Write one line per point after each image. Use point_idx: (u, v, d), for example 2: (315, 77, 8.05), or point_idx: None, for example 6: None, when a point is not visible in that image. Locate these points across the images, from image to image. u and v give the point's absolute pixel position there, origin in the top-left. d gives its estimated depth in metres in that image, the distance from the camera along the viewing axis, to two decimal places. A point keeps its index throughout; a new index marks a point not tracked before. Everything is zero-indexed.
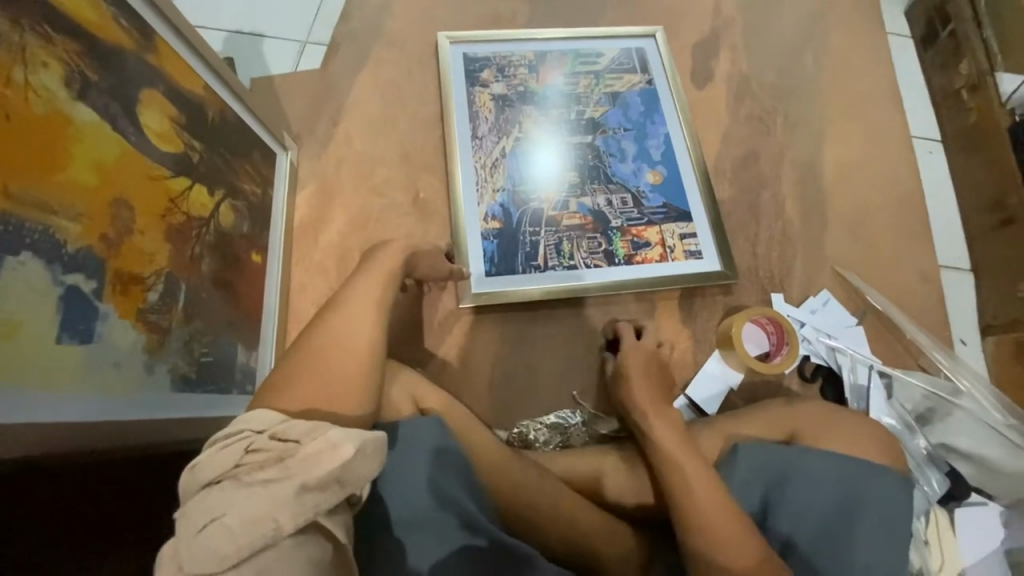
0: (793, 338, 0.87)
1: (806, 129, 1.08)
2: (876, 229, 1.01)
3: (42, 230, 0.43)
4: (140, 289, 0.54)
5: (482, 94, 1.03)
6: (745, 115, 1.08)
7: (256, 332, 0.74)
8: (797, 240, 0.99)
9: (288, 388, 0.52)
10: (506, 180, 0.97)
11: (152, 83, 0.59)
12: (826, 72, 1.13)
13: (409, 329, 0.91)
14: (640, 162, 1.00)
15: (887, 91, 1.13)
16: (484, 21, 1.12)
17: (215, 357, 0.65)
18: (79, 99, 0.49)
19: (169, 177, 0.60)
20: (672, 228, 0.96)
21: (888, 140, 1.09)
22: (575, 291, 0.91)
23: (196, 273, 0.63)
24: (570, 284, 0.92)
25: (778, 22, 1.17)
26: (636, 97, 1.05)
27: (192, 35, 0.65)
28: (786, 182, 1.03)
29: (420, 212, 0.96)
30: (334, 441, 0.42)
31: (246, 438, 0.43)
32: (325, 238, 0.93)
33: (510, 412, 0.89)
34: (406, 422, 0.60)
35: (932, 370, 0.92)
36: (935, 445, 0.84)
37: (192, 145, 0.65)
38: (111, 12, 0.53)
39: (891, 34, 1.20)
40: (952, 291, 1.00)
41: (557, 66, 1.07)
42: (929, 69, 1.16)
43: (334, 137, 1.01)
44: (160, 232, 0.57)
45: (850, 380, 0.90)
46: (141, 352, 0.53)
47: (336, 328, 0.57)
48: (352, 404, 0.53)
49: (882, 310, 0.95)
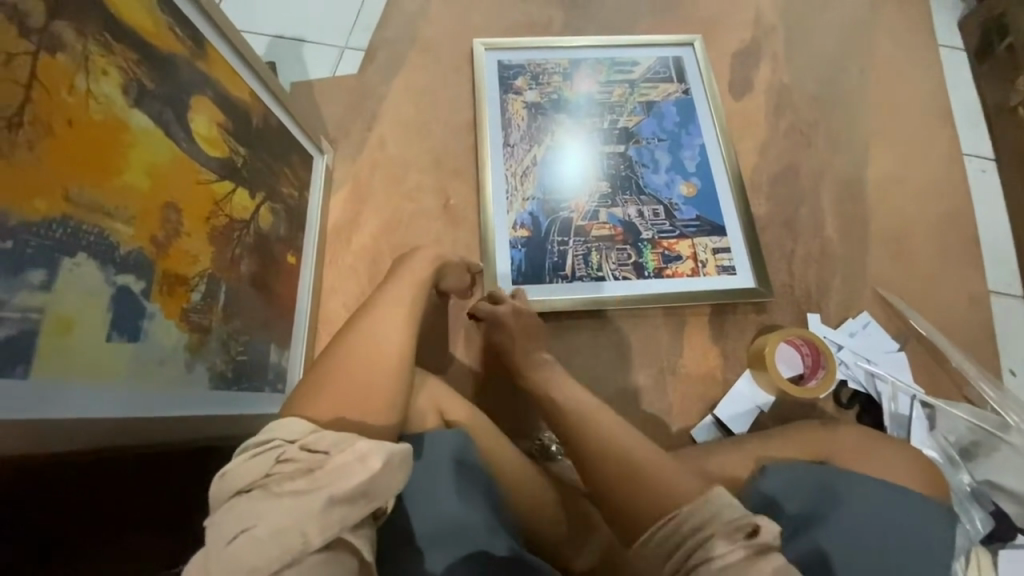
0: (829, 360, 0.84)
1: (849, 144, 1.04)
2: (921, 249, 0.97)
3: (97, 232, 0.45)
4: (185, 289, 0.55)
5: (515, 101, 1.03)
6: (785, 128, 1.05)
7: (288, 331, 0.76)
8: (835, 258, 0.96)
9: (316, 396, 0.52)
10: (537, 189, 0.97)
11: (202, 90, 0.61)
12: (871, 85, 1.09)
13: (435, 335, 0.91)
14: (674, 173, 0.99)
15: (936, 106, 1.09)
16: (521, 28, 1.12)
17: (249, 356, 0.66)
18: (135, 106, 0.51)
19: (215, 181, 0.62)
20: (705, 242, 0.94)
21: (937, 156, 1.04)
22: (594, 303, 0.90)
23: (235, 273, 0.64)
24: (589, 296, 0.91)
25: (823, 32, 1.13)
26: (671, 107, 1.04)
27: (239, 42, 0.67)
28: (826, 198, 1.00)
29: (451, 219, 0.97)
30: (361, 453, 0.43)
31: (277, 448, 0.45)
32: (356, 241, 0.95)
33: (532, 422, 0.88)
34: (431, 434, 0.60)
35: (980, 402, 0.88)
36: (980, 482, 0.80)
37: (237, 149, 0.67)
38: (167, 22, 0.55)
39: (943, 46, 1.16)
40: (1000, 317, 0.96)
41: (592, 74, 1.06)
42: (984, 83, 1.11)
43: (368, 142, 1.02)
44: (205, 235, 0.59)
45: (891, 409, 0.87)
46: (182, 352, 0.54)
47: (369, 335, 0.58)
48: (382, 412, 0.54)
49: (925, 336, 0.91)
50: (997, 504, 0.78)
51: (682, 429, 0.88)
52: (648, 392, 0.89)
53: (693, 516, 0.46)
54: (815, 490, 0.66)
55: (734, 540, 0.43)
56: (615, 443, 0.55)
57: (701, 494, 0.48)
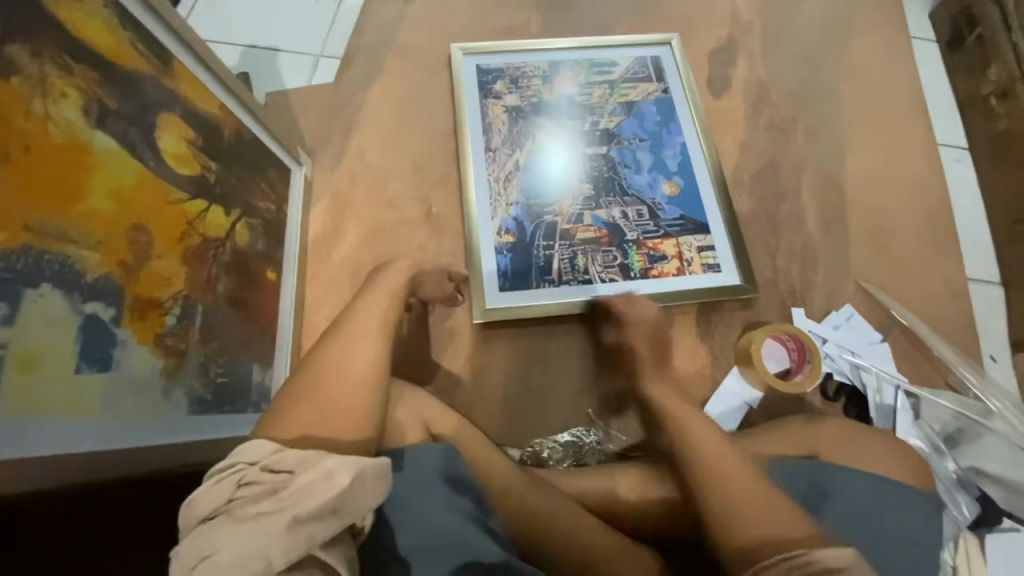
0: (814, 358, 0.85)
1: (827, 138, 1.05)
2: (901, 240, 0.98)
3: (61, 260, 0.43)
4: (159, 313, 0.54)
5: (495, 106, 1.03)
6: (764, 124, 1.06)
7: (270, 349, 0.74)
8: (818, 252, 0.97)
9: (284, 415, 0.51)
10: (521, 194, 0.96)
11: (169, 107, 0.59)
12: (847, 79, 1.10)
13: (422, 345, 0.90)
14: (657, 173, 0.99)
15: (912, 98, 1.10)
16: (498, 31, 1.11)
17: (230, 378, 0.64)
18: (98, 127, 0.49)
19: (187, 200, 0.60)
20: (689, 241, 0.94)
21: (913, 147, 1.06)
22: (588, 304, 0.90)
23: (212, 293, 0.63)
24: (584, 297, 0.90)
25: (798, 27, 1.14)
26: (651, 107, 1.04)
27: (207, 55, 0.66)
28: (806, 193, 1.01)
29: (434, 227, 0.96)
30: (328, 470, 0.43)
31: (240, 471, 0.44)
32: (339, 253, 0.93)
33: (523, 429, 0.87)
34: (412, 449, 0.60)
35: (963, 389, 0.89)
36: (965, 469, 0.81)
37: (208, 166, 0.65)
38: (129, 38, 0.54)
39: (915, 38, 1.18)
40: (980, 304, 0.98)
41: (572, 76, 1.06)
42: (956, 74, 1.13)
43: (347, 151, 1.01)
44: (178, 256, 0.58)
45: (875, 400, 0.87)
46: (158, 377, 0.53)
47: (340, 351, 0.57)
48: (354, 428, 0.52)
49: (909, 327, 0.92)
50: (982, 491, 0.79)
51: None
52: (637, 394, 0.89)
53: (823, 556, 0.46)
54: (808, 486, 0.66)
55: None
56: (734, 475, 0.55)
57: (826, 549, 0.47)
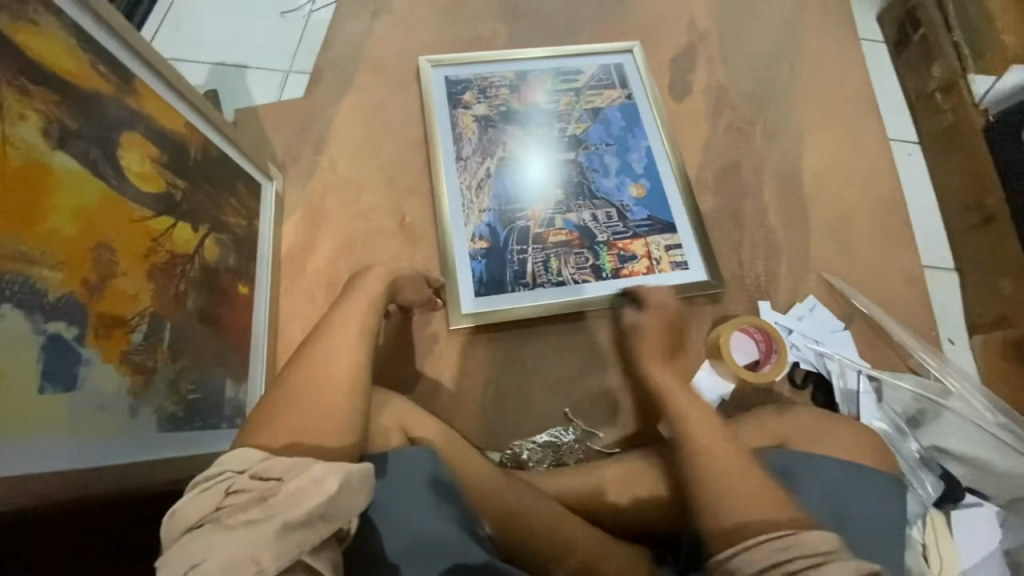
0: (780, 346, 0.88)
1: (785, 137, 1.09)
2: (859, 232, 1.02)
3: (22, 281, 0.44)
4: (124, 331, 0.54)
5: (464, 116, 1.04)
6: (725, 126, 1.10)
7: (244, 364, 0.74)
8: (781, 247, 1.00)
9: (268, 423, 0.52)
10: (493, 200, 0.98)
11: (132, 126, 0.60)
12: (802, 80, 1.15)
13: (400, 353, 0.91)
14: (624, 175, 1.01)
15: (863, 96, 1.15)
16: (465, 43, 1.14)
17: (202, 394, 0.64)
18: (58, 148, 0.49)
19: (152, 218, 0.61)
20: (658, 240, 0.97)
21: (867, 143, 1.10)
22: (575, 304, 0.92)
23: (181, 309, 0.63)
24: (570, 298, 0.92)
25: (753, 32, 1.19)
26: (616, 112, 1.07)
27: (170, 74, 0.66)
28: (768, 190, 1.05)
29: (408, 236, 0.97)
30: (316, 476, 0.43)
31: (227, 480, 0.45)
32: (313, 266, 0.94)
33: (502, 432, 0.88)
34: (395, 453, 0.60)
35: (923, 371, 0.93)
36: (927, 447, 0.85)
37: (174, 183, 0.66)
38: (90, 60, 0.54)
39: (863, 39, 1.23)
40: (936, 290, 1.02)
41: (539, 85, 1.09)
42: (904, 72, 1.18)
43: (319, 165, 1.01)
44: (143, 273, 0.58)
45: (840, 385, 0.90)
46: (125, 396, 0.53)
47: (318, 358, 0.57)
48: (337, 432, 0.53)
49: (870, 315, 0.96)
50: (944, 468, 0.83)
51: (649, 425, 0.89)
52: (614, 391, 0.91)
53: (813, 542, 0.48)
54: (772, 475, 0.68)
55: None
56: (734, 468, 0.55)
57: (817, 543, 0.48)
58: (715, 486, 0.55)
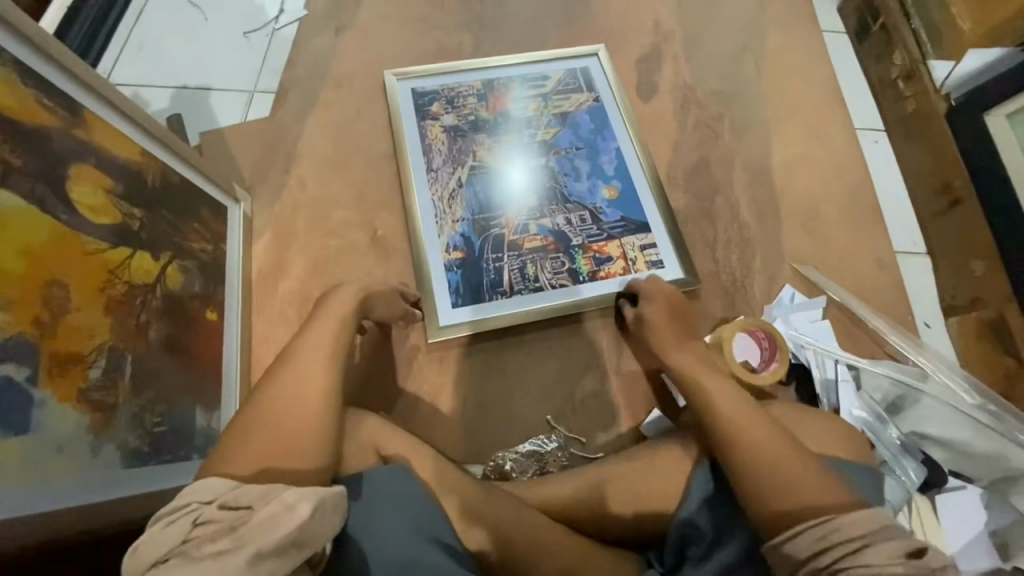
0: (782, 360, 0.86)
1: (753, 132, 1.10)
2: (830, 222, 1.03)
3: None
4: (81, 367, 0.54)
5: (433, 126, 1.04)
6: (693, 123, 1.10)
7: (216, 391, 0.73)
8: (754, 241, 1.01)
9: (230, 453, 0.51)
10: (466, 210, 0.97)
11: (83, 158, 0.59)
12: (767, 74, 1.16)
13: (379, 370, 0.90)
14: (595, 178, 1.01)
15: (827, 87, 1.16)
16: (430, 54, 1.14)
17: (170, 426, 0.64)
18: (3, 185, 0.49)
19: (107, 250, 0.60)
20: (632, 241, 0.97)
21: (834, 132, 1.11)
22: (570, 306, 0.92)
23: (143, 341, 0.63)
24: (560, 301, 0.92)
25: (717, 30, 1.20)
26: (585, 116, 1.07)
27: (122, 103, 0.66)
28: (738, 184, 1.05)
29: (381, 251, 0.96)
30: (288, 503, 0.43)
31: (195, 511, 0.44)
32: (284, 286, 0.92)
33: (484, 444, 0.87)
34: (370, 474, 0.59)
35: (901, 356, 0.93)
36: (907, 434, 0.85)
37: (131, 213, 0.65)
38: (34, 94, 0.54)
39: (826, 31, 1.25)
40: (909, 274, 1.03)
41: (506, 92, 1.09)
42: (866, 61, 1.20)
43: (288, 183, 1.00)
44: (100, 307, 0.58)
45: (819, 375, 0.89)
46: (85, 433, 0.53)
47: (286, 385, 0.56)
48: (306, 458, 0.52)
49: (842, 302, 0.96)
50: (925, 453, 0.83)
51: (632, 428, 0.88)
52: (595, 395, 0.90)
53: (857, 526, 0.50)
54: None
55: (895, 555, 0.49)
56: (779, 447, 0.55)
57: (861, 515, 0.51)
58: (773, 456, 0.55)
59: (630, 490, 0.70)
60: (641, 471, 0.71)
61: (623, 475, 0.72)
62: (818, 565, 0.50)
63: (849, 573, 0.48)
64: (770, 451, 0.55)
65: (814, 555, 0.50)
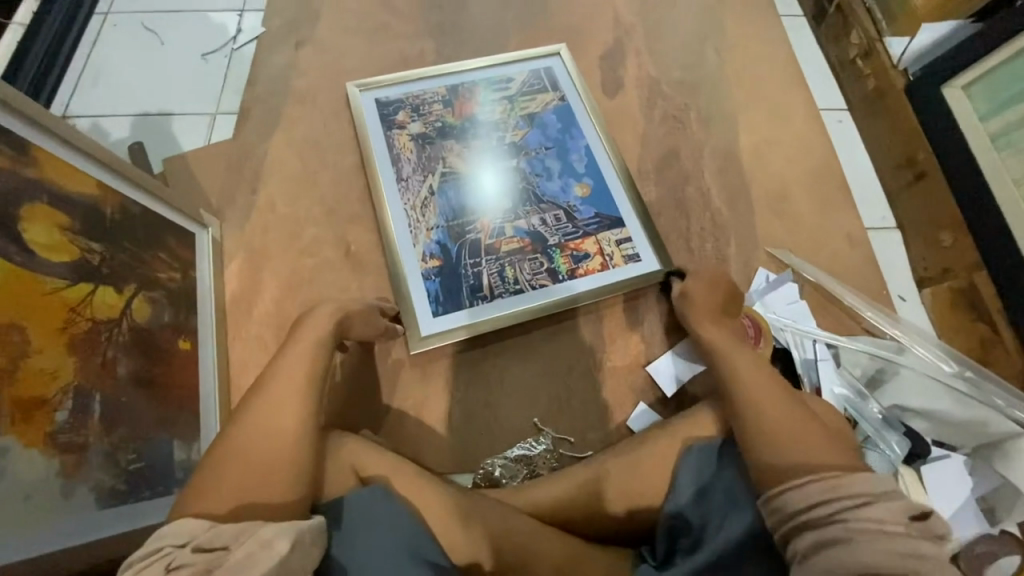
0: (767, 340, 0.88)
1: (719, 120, 1.11)
2: (800, 204, 1.04)
3: None
4: (46, 412, 0.55)
5: (400, 136, 1.03)
6: (660, 116, 1.11)
7: (195, 421, 0.73)
8: (728, 228, 1.02)
9: (201, 488, 0.50)
10: (439, 217, 0.97)
11: (33, 196, 0.59)
12: (729, 62, 1.17)
13: (361, 389, 0.89)
14: (567, 176, 1.01)
15: (790, 69, 1.17)
16: (393, 63, 1.13)
17: (146, 462, 0.64)
18: None
19: (66, 288, 0.61)
20: (607, 236, 0.97)
21: (798, 115, 1.13)
22: (552, 306, 0.92)
23: (111, 378, 0.63)
24: (540, 302, 0.92)
25: (677, 21, 1.21)
26: (551, 115, 1.07)
27: (80, 142, 0.66)
28: (708, 173, 1.06)
29: (356, 265, 0.95)
30: (267, 539, 0.44)
31: (167, 555, 0.43)
32: (259, 309, 0.91)
33: (471, 452, 0.86)
34: (349, 498, 0.60)
35: (879, 332, 0.93)
36: (889, 407, 0.86)
37: (91, 248, 0.65)
38: None
39: (784, 16, 1.27)
40: (881, 250, 1.04)
41: (472, 97, 1.08)
42: (826, 43, 1.22)
43: (256, 205, 0.99)
44: (62, 346, 0.58)
45: (799, 355, 0.89)
46: (54, 478, 0.54)
47: (257, 418, 0.55)
48: (278, 489, 0.51)
49: (815, 281, 0.97)
50: (908, 425, 0.84)
51: (620, 423, 0.89)
52: (580, 394, 0.90)
53: (862, 484, 0.52)
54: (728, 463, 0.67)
55: (900, 516, 0.49)
56: (779, 424, 0.59)
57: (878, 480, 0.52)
58: (756, 434, 0.59)
59: (616, 486, 0.70)
60: (629, 468, 0.71)
61: (612, 471, 0.71)
62: (817, 515, 0.51)
63: (846, 526, 0.50)
64: (773, 426, 0.59)
65: (813, 505, 0.52)
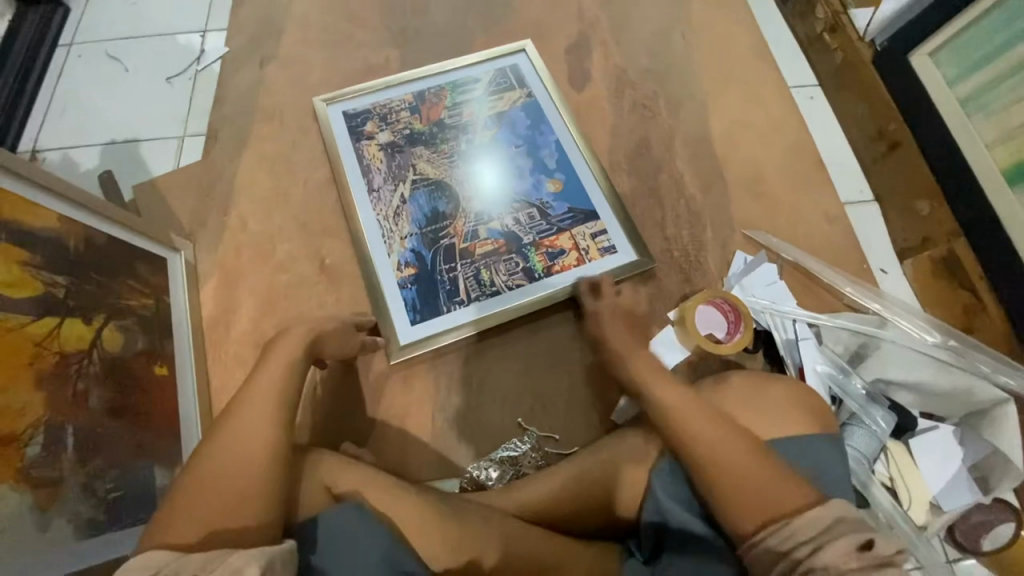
0: (746, 327, 0.87)
1: (688, 104, 1.10)
2: (774, 183, 1.03)
3: None
4: (16, 448, 0.55)
5: (370, 146, 1.03)
6: (629, 106, 1.10)
7: (176, 447, 0.73)
8: (703, 213, 1.01)
9: (175, 516, 0.50)
10: (413, 224, 0.97)
11: None
12: (696, 46, 1.16)
13: (344, 401, 0.89)
14: (538, 174, 1.01)
15: (759, 48, 1.16)
16: (358, 72, 1.13)
17: (125, 490, 0.65)
18: None
19: (30, 323, 0.61)
20: (583, 231, 0.96)
21: (769, 93, 1.12)
22: (529, 305, 0.91)
23: (84, 410, 0.64)
24: (518, 303, 0.92)
25: (642, 9, 1.20)
26: (520, 113, 1.07)
27: (40, 177, 0.67)
28: (681, 159, 1.05)
29: (331, 278, 0.95)
30: (237, 565, 0.45)
31: None
32: (237, 329, 0.90)
33: (457, 457, 0.86)
34: (326, 515, 0.60)
35: (861, 307, 0.93)
36: (874, 383, 0.85)
37: (54, 282, 0.66)
38: None
39: None
40: (860, 224, 1.02)
41: (439, 101, 1.08)
42: (793, 20, 1.22)
43: (228, 226, 0.99)
44: (29, 381, 0.59)
45: (781, 337, 0.89)
46: (31, 511, 0.54)
47: (227, 440, 0.55)
48: (252, 513, 0.52)
49: (795, 260, 0.96)
50: (892, 399, 0.84)
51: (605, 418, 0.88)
52: (561, 393, 0.89)
53: (812, 524, 0.51)
54: None
55: (847, 552, 0.48)
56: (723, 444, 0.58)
57: (820, 516, 0.52)
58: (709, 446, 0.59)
59: (598, 483, 0.70)
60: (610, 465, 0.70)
61: (590, 469, 0.71)
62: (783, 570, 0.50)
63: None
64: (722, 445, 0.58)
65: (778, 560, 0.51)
